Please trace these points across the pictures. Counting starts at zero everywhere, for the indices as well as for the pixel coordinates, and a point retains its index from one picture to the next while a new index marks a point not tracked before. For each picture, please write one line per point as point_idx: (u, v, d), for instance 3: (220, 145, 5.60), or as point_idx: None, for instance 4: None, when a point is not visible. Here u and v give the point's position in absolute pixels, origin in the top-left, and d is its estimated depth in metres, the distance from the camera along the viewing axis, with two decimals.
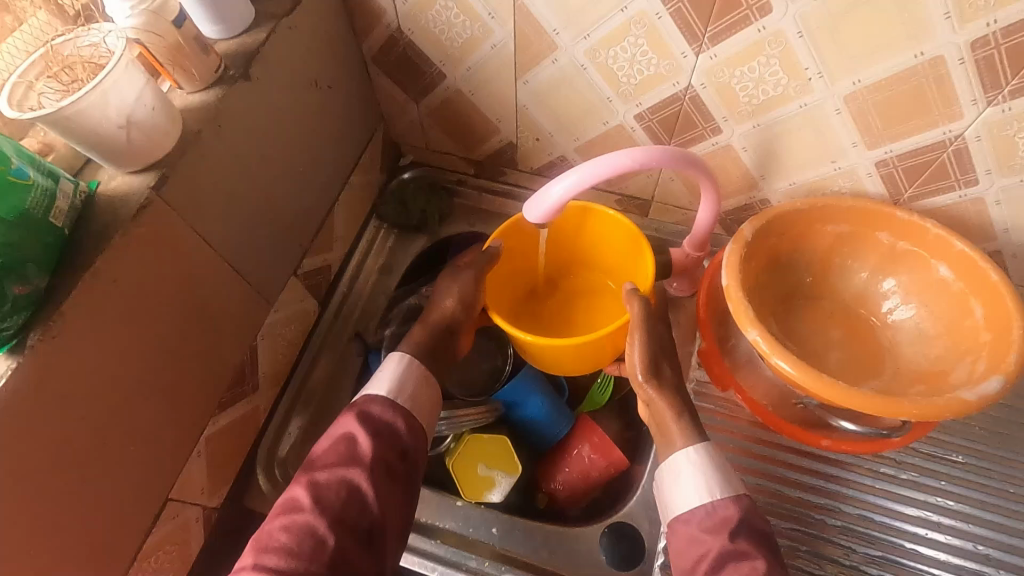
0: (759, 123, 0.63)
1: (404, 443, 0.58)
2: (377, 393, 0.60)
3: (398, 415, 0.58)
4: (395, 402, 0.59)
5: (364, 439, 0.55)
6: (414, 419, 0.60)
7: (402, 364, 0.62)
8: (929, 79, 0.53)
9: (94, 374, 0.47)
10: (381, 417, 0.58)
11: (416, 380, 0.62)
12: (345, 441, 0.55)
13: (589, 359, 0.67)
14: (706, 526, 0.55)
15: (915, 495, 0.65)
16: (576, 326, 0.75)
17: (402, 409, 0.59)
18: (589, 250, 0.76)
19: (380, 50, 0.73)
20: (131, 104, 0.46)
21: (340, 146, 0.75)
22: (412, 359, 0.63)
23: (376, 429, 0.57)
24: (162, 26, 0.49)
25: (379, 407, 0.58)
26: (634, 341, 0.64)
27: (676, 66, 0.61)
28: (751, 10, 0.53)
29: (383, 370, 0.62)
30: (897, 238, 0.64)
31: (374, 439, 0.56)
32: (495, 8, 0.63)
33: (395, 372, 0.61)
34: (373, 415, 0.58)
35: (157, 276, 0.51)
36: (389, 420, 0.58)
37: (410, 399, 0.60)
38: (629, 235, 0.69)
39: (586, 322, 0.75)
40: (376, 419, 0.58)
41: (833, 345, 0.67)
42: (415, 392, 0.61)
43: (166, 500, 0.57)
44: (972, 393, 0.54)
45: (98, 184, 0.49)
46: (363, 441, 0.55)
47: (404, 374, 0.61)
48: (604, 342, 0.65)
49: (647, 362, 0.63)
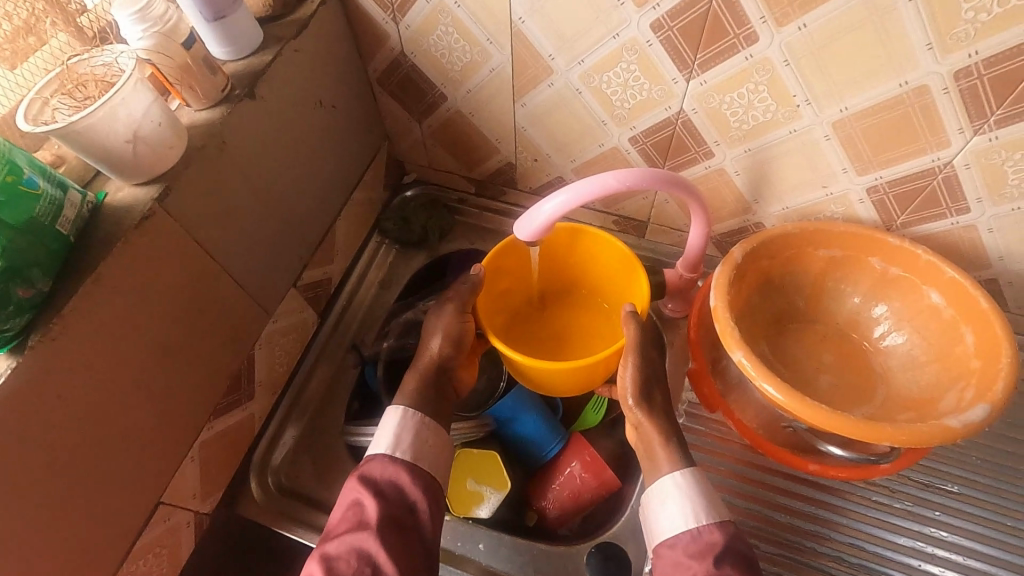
0: (750, 148, 0.64)
1: (410, 498, 0.58)
2: (378, 450, 0.60)
3: (401, 470, 0.58)
4: (396, 457, 0.59)
5: (369, 502, 0.56)
6: (421, 473, 0.59)
7: (399, 416, 0.62)
8: (915, 108, 0.54)
9: (92, 378, 0.49)
10: (381, 475, 0.58)
11: (415, 431, 0.61)
12: (353, 508, 0.56)
13: (582, 381, 0.67)
14: (691, 551, 0.54)
15: (908, 524, 0.64)
16: (570, 346, 0.76)
17: (404, 464, 0.59)
18: (585, 271, 0.77)
19: (384, 72, 0.76)
20: (138, 120, 0.49)
21: (344, 164, 0.78)
22: (411, 411, 0.62)
23: (378, 489, 0.57)
24: (172, 48, 0.52)
25: (379, 465, 0.59)
26: (627, 365, 0.64)
27: (668, 91, 0.62)
28: (738, 39, 0.55)
29: (383, 425, 0.62)
30: (889, 264, 0.64)
31: (377, 499, 0.56)
32: (493, 34, 0.65)
33: (394, 426, 0.61)
34: (374, 476, 0.58)
35: (158, 286, 0.53)
36: (392, 478, 0.58)
37: (411, 451, 0.60)
38: (624, 257, 0.70)
39: (579, 344, 0.76)
40: (380, 480, 0.58)
41: (825, 370, 0.67)
42: (415, 443, 0.60)
43: (158, 504, 0.59)
44: (957, 421, 0.53)
45: (106, 195, 0.51)
46: (368, 504, 0.56)
47: (401, 427, 0.61)
48: (598, 364, 0.65)
49: (638, 387, 0.63)
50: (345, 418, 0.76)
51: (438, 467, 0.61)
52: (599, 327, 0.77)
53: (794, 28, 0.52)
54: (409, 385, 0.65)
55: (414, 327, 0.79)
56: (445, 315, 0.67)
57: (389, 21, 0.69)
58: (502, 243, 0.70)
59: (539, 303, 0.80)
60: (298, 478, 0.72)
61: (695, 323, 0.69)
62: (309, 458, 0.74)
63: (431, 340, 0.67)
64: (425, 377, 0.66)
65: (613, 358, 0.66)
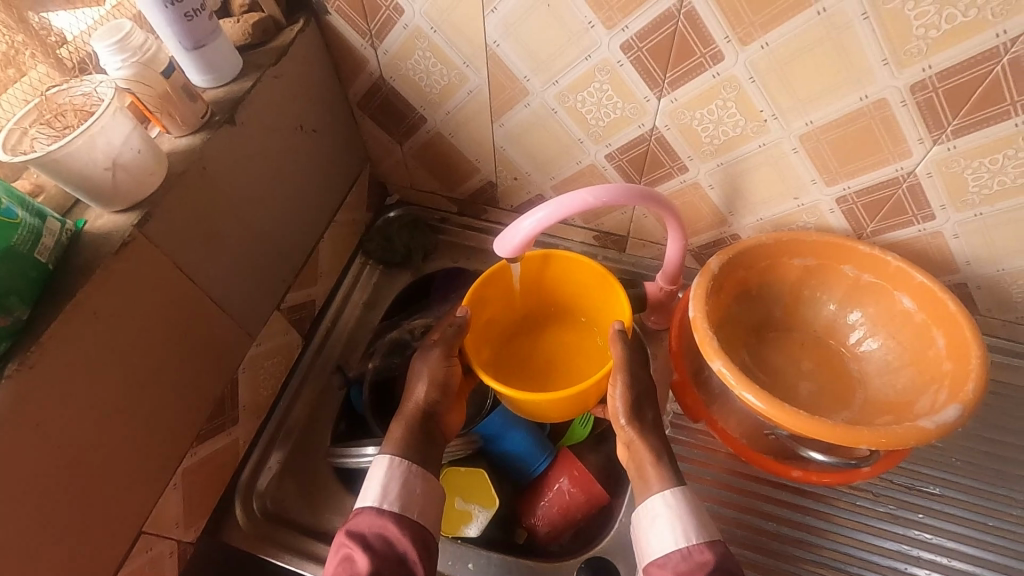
0: (723, 162, 0.66)
1: (400, 550, 0.57)
2: (366, 503, 0.60)
3: (388, 522, 0.58)
4: (382, 509, 0.59)
5: (359, 556, 0.55)
6: (409, 521, 0.59)
7: (385, 466, 0.61)
8: (877, 119, 0.56)
9: (74, 406, 0.49)
10: (369, 528, 0.58)
11: (403, 481, 0.61)
12: (345, 563, 0.55)
13: (575, 408, 0.67)
14: (682, 569, 0.55)
15: (892, 528, 0.65)
16: (561, 371, 0.77)
17: (391, 515, 0.58)
18: (567, 292, 0.78)
19: (364, 96, 0.77)
20: (117, 147, 0.49)
21: (325, 186, 0.78)
22: (398, 459, 0.62)
23: (366, 543, 0.56)
24: (152, 77, 0.52)
25: (367, 518, 0.58)
26: (617, 386, 0.64)
27: (640, 109, 0.64)
28: (705, 58, 0.57)
29: (370, 476, 0.61)
30: (861, 271, 0.66)
31: (366, 553, 0.55)
32: (469, 57, 0.67)
33: (381, 476, 0.61)
34: (362, 530, 0.58)
35: (140, 313, 0.53)
36: (380, 531, 0.58)
37: (399, 501, 0.60)
38: (604, 279, 0.72)
39: (573, 368, 0.76)
40: (367, 534, 0.57)
41: (804, 377, 0.68)
42: (403, 492, 0.60)
43: (140, 534, 0.58)
44: (931, 422, 0.54)
45: (86, 222, 0.52)
46: (358, 557, 0.55)
47: (388, 477, 0.61)
48: (590, 391, 0.65)
49: (630, 404, 0.64)
50: (331, 440, 0.76)
51: (425, 490, 0.62)
52: (590, 349, 0.77)
53: (757, 46, 0.55)
54: (395, 430, 0.65)
55: (399, 347, 0.80)
56: (432, 358, 0.68)
57: (367, 47, 0.70)
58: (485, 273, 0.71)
59: (526, 327, 0.81)
60: (284, 505, 0.71)
61: (677, 333, 0.70)
62: (296, 483, 0.73)
63: (418, 385, 0.67)
64: (411, 422, 0.65)
65: (603, 382, 0.66)
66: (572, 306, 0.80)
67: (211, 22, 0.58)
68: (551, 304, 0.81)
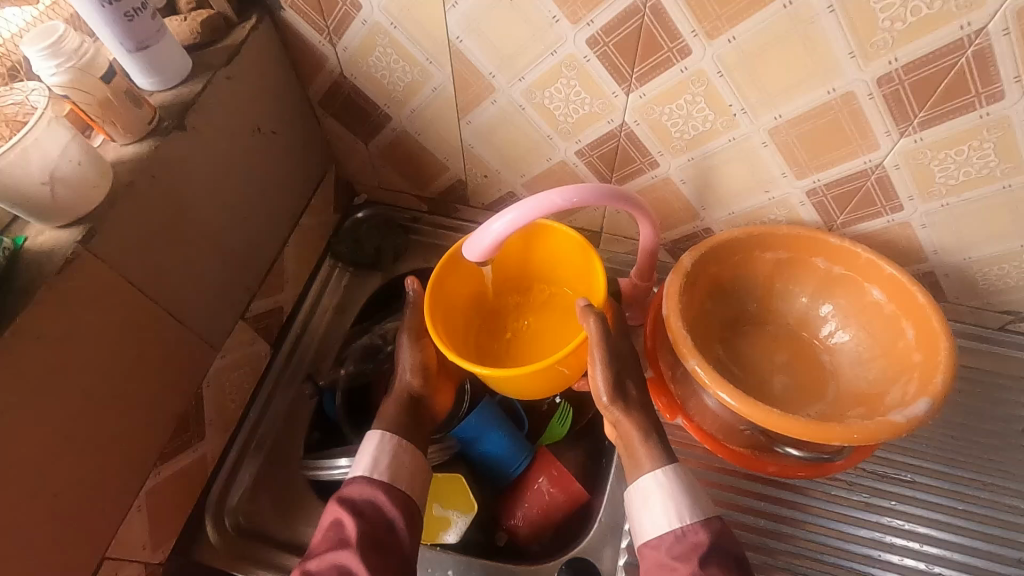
0: (693, 157, 0.65)
1: (389, 517, 0.58)
2: (357, 471, 0.60)
3: (378, 491, 0.59)
4: (372, 479, 0.59)
5: (349, 522, 0.56)
6: (397, 492, 0.60)
7: (376, 439, 0.62)
8: (845, 112, 0.55)
9: (22, 434, 0.46)
10: (360, 496, 0.58)
11: (393, 454, 0.61)
12: (335, 528, 0.56)
13: (554, 380, 0.65)
14: (675, 551, 0.55)
15: (866, 516, 0.65)
16: (537, 343, 0.75)
17: (381, 485, 0.59)
18: (549, 262, 0.76)
19: (326, 94, 0.75)
20: (54, 160, 0.46)
21: (288, 190, 0.76)
22: (388, 433, 0.62)
23: (356, 509, 0.57)
24: (89, 82, 0.49)
25: (357, 487, 0.59)
26: (596, 363, 0.61)
27: (609, 105, 0.63)
28: (672, 53, 0.56)
29: (362, 447, 0.62)
30: (833, 263, 0.66)
31: (356, 519, 0.56)
32: (432, 53, 0.64)
33: (371, 447, 0.61)
34: (352, 497, 0.58)
35: (91, 332, 0.50)
36: (370, 499, 0.58)
37: (389, 472, 0.60)
38: (583, 247, 0.70)
39: (550, 339, 0.75)
40: (358, 501, 0.58)
41: (779, 370, 0.68)
42: (393, 464, 0.61)
43: (104, 559, 0.56)
44: (901, 416, 0.54)
45: (26, 240, 0.49)
46: (349, 523, 0.56)
47: (380, 449, 0.61)
48: (569, 362, 0.64)
49: (611, 385, 0.61)
50: (305, 451, 0.73)
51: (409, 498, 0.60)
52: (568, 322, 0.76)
53: (724, 40, 0.53)
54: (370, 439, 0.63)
55: (373, 353, 0.78)
56: (409, 348, 0.67)
57: (326, 44, 0.68)
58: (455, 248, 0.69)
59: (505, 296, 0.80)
60: (259, 518, 0.70)
61: (653, 328, 0.71)
62: (269, 496, 0.71)
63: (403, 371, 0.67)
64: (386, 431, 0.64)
65: (582, 353, 0.64)
66: (545, 276, 0.78)
67: (155, 21, 0.55)
68: (523, 275, 0.79)
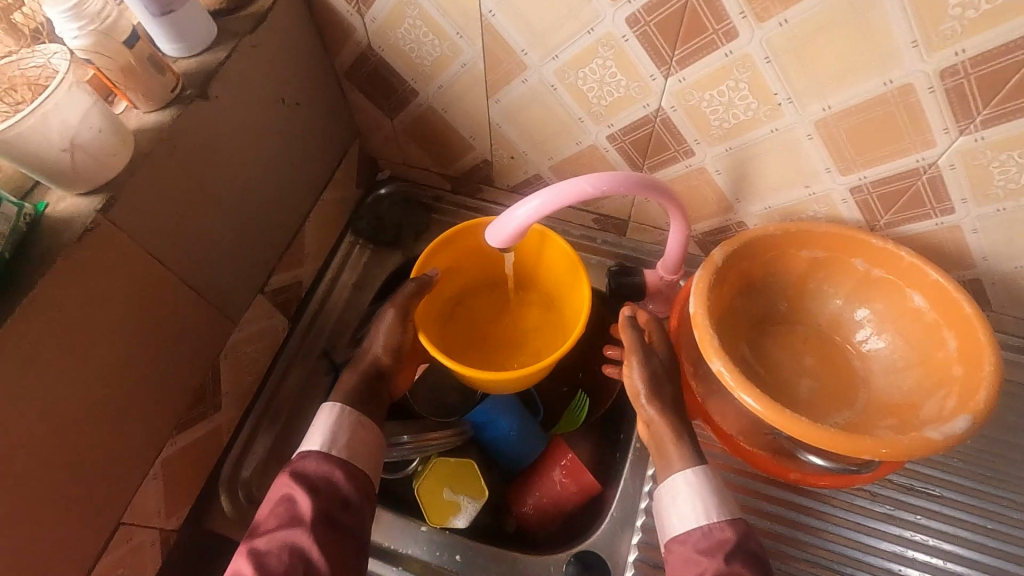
0: (731, 147, 0.62)
1: (343, 494, 0.56)
2: (311, 447, 0.58)
3: (335, 466, 0.57)
4: (329, 455, 0.58)
5: (304, 498, 0.54)
6: (355, 469, 0.58)
7: (333, 415, 0.60)
8: (900, 106, 0.52)
9: (35, 403, 0.46)
10: (315, 472, 0.56)
11: (351, 430, 0.60)
12: (285, 503, 0.54)
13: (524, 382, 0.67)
14: (701, 547, 0.54)
15: (888, 528, 0.63)
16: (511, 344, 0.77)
17: (339, 461, 0.57)
18: (537, 268, 0.77)
19: (352, 66, 0.73)
20: (74, 127, 0.46)
21: (310, 163, 0.75)
22: (346, 408, 0.61)
23: (311, 485, 0.55)
24: (112, 47, 0.48)
25: (312, 462, 0.57)
26: (633, 367, 0.63)
27: (645, 88, 0.60)
28: (717, 35, 0.52)
29: (316, 423, 0.60)
30: (873, 265, 0.63)
31: (311, 495, 0.54)
32: (462, 27, 0.62)
33: (328, 423, 0.60)
34: (307, 472, 0.56)
35: (106, 302, 0.50)
36: (325, 475, 0.56)
37: (346, 448, 0.59)
38: (570, 263, 0.70)
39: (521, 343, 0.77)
40: (313, 476, 0.56)
41: (806, 373, 0.66)
42: (351, 441, 0.59)
43: (118, 525, 0.57)
44: (938, 433, 0.52)
45: (46, 205, 0.48)
46: (303, 500, 0.54)
47: (337, 425, 0.60)
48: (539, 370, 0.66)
49: (650, 383, 0.62)
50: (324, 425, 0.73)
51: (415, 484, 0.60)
52: (539, 331, 0.78)
53: (775, 23, 0.50)
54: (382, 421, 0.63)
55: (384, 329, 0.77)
56: (387, 323, 0.66)
57: (353, 13, 0.65)
58: (439, 241, 0.70)
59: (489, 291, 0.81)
60: None
61: (677, 323, 0.68)
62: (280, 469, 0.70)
63: (375, 340, 0.66)
64: None
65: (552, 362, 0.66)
66: (526, 277, 0.80)
67: None
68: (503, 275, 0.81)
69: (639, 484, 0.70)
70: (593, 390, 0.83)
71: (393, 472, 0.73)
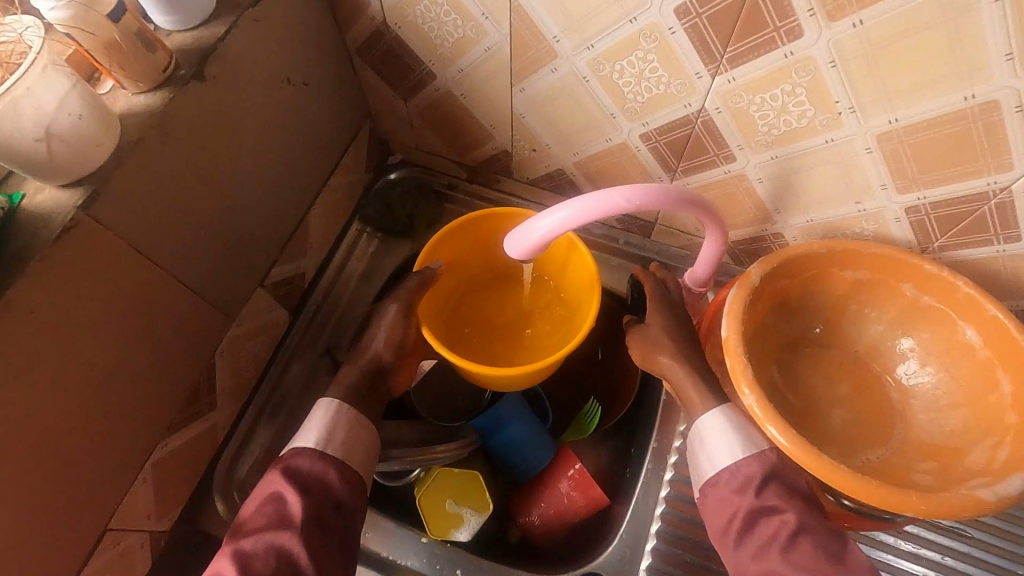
0: (778, 155, 0.56)
1: (336, 496, 0.51)
2: (305, 444, 0.53)
3: (330, 466, 0.52)
4: (325, 453, 0.53)
5: (296, 498, 0.49)
6: (352, 471, 0.53)
7: (330, 410, 0.55)
8: (979, 125, 0.46)
9: (12, 414, 0.43)
10: (309, 471, 0.51)
11: (349, 428, 0.55)
12: (274, 503, 0.49)
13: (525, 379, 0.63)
14: (733, 486, 0.50)
15: (913, 568, 0.60)
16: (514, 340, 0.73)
17: (334, 460, 0.52)
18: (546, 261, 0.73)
19: (365, 43, 0.67)
20: (49, 113, 0.41)
21: (316, 146, 0.69)
22: (344, 406, 0.56)
23: (304, 485, 0.50)
24: (94, 20, 0.43)
25: (305, 461, 0.52)
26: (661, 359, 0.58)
27: (689, 86, 0.54)
28: (778, 33, 0.46)
29: (311, 419, 0.55)
30: (922, 292, 0.58)
31: (303, 495, 0.49)
32: (489, 8, 0.55)
33: (324, 419, 0.55)
34: (300, 470, 0.51)
35: (89, 304, 0.46)
36: (319, 475, 0.51)
37: (343, 449, 0.54)
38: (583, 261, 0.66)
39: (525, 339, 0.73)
40: (305, 475, 0.51)
41: (839, 403, 0.61)
42: (348, 439, 0.55)
43: (105, 531, 0.54)
44: (990, 493, 0.48)
45: (22, 197, 0.44)
46: (295, 499, 0.49)
47: (335, 421, 0.55)
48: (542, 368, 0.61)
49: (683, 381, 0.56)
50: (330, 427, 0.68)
51: None
52: (545, 327, 0.74)
53: (848, 24, 0.44)
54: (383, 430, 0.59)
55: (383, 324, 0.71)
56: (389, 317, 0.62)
57: None
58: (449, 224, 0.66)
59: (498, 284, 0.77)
60: None
61: (705, 339, 0.64)
62: None
63: (375, 335, 0.62)
64: None
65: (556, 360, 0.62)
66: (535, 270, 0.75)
67: None
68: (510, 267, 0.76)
69: (650, 505, 0.66)
70: (605, 397, 0.79)
71: (393, 479, 0.70)
